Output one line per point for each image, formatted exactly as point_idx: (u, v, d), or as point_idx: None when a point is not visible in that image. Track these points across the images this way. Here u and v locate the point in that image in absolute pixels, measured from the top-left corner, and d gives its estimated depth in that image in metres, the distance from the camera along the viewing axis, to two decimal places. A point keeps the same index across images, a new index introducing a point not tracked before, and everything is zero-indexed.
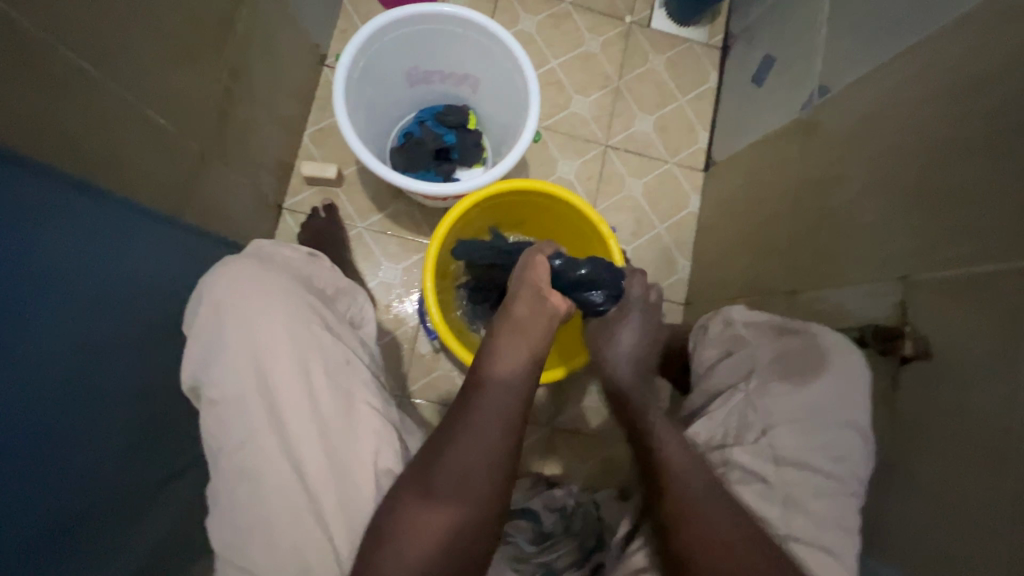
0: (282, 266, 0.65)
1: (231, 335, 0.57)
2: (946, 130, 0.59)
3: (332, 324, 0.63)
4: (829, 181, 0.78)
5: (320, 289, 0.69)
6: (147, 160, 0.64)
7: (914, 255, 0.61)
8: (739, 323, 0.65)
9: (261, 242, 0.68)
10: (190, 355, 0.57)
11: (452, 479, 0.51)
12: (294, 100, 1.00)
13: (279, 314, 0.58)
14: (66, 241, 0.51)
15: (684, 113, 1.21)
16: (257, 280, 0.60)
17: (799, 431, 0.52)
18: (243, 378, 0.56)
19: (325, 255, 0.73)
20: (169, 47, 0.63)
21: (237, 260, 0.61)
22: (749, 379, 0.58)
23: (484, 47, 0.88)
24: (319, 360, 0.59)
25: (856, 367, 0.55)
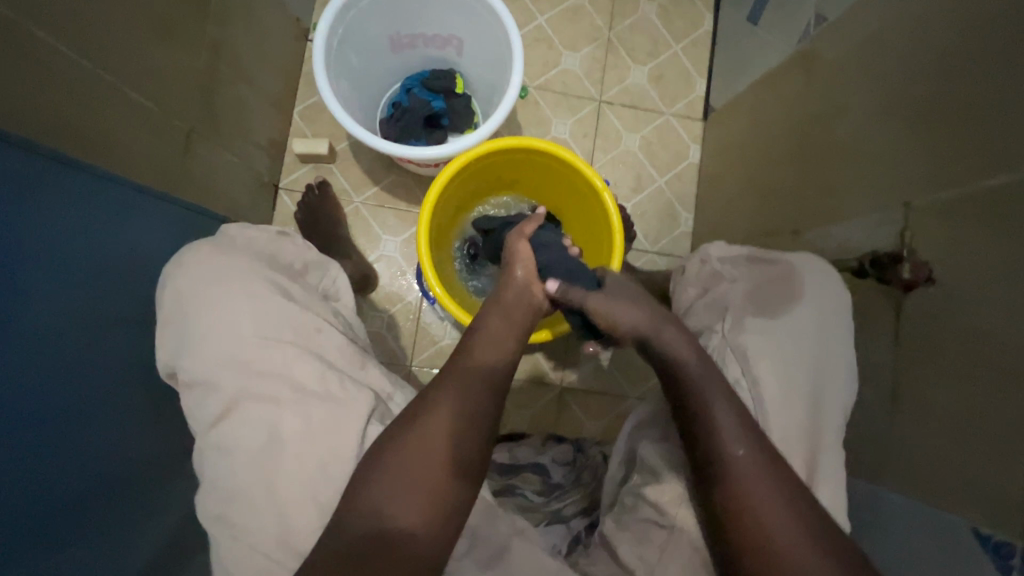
0: (244, 246, 0.64)
1: (202, 319, 0.56)
2: (953, 43, 0.56)
3: (293, 293, 0.61)
4: (831, 113, 0.75)
5: (286, 264, 0.66)
6: (138, 140, 0.64)
7: (917, 179, 0.59)
8: (715, 260, 0.65)
9: (225, 226, 0.66)
10: (165, 343, 0.57)
11: (433, 444, 0.51)
12: (281, 77, 0.99)
13: (240, 286, 0.58)
14: (64, 218, 0.52)
15: (680, 61, 1.17)
16: (218, 265, 0.59)
17: (767, 360, 0.56)
18: (213, 359, 0.55)
19: (295, 232, 0.70)
20: (148, 24, 0.63)
21: (198, 247, 0.60)
22: (725, 319, 0.60)
23: (465, 4, 0.86)
24: (288, 331, 0.58)
25: (835, 290, 0.59)
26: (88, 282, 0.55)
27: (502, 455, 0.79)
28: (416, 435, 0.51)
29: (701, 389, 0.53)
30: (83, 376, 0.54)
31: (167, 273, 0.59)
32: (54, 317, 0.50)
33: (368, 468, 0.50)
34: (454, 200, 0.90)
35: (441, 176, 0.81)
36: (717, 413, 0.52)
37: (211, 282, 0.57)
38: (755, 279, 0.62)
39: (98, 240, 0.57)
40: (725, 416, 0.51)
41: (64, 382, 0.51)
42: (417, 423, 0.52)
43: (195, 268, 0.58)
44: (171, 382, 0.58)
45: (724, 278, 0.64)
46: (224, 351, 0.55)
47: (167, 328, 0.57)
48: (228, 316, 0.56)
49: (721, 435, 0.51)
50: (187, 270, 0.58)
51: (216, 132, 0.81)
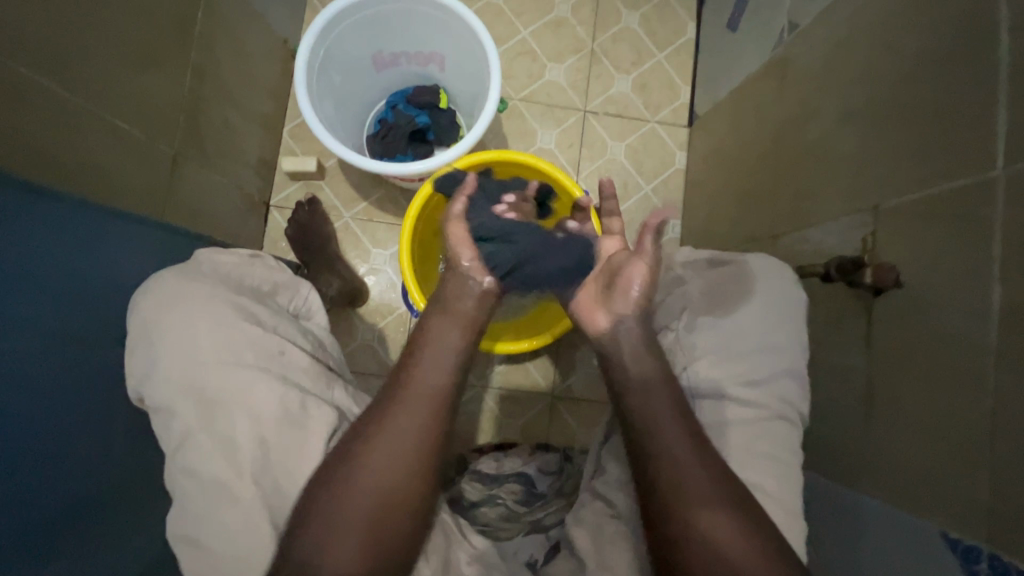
0: (211, 272, 0.66)
1: (162, 349, 0.57)
2: (915, 47, 0.57)
3: (257, 316, 0.63)
4: (803, 118, 0.75)
5: (254, 286, 0.69)
6: (124, 165, 0.67)
7: (885, 182, 0.59)
8: (678, 266, 0.69)
9: (197, 250, 0.68)
10: (132, 369, 0.58)
11: (373, 482, 0.52)
12: (269, 97, 1.02)
13: (203, 314, 0.59)
14: (47, 238, 0.53)
15: (663, 69, 1.19)
16: (180, 294, 0.60)
17: (711, 353, 0.58)
18: (173, 387, 0.56)
19: (266, 254, 0.73)
20: (133, 54, 0.65)
21: (163, 275, 0.62)
22: (681, 318, 0.62)
23: (443, 21, 0.88)
24: (251, 355, 0.59)
25: (789, 297, 0.60)
26: (72, 302, 0.56)
27: (489, 465, 0.80)
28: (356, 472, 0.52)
29: (659, 433, 0.52)
30: (71, 396, 0.55)
31: (133, 303, 0.60)
32: (40, 339, 0.52)
33: (307, 510, 0.50)
34: (436, 215, 0.90)
35: (427, 182, 0.82)
36: (675, 461, 0.50)
37: (174, 316, 0.58)
38: (710, 281, 0.64)
39: (87, 260, 0.59)
40: (686, 463, 0.50)
41: (52, 402, 0.53)
42: (357, 460, 0.52)
43: (159, 298, 0.59)
44: (138, 405, 0.61)
45: (685, 280, 0.66)
46: (185, 381, 0.56)
47: (133, 357, 0.58)
48: (189, 347, 0.57)
49: (680, 488, 0.49)
50: (151, 301, 0.59)
51: (203, 154, 0.83)
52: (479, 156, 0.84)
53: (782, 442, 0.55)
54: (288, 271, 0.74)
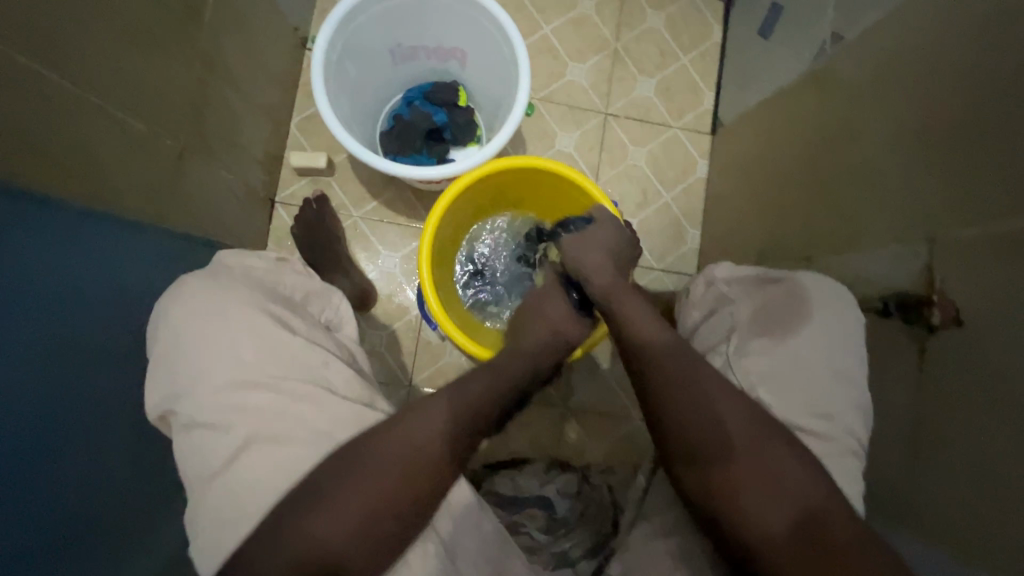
0: (242, 279, 0.61)
1: (201, 362, 0.53)
2: (984, 70, 0.54)
3: (294, 326, 0.59)
4: (846, 136, 0.72)
5: (285, 295, 0.64)
6: (126, 162, 0.61)
7: (941, 213, 0.56)
8: (721, 282, 0.66)
9: (221, 253, 0.64)
10: (158, 389, 0.53)
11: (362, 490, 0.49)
12: (277, 88, 0.96)
13: (238, 322, 0.55)
14: (44, 248, 0.49)
15: (688, 73, 1.15)
16: (217, 300, 0.56)
17: (769, 381, 0.56)
18: (224, 402, 0.52)
19: (295, 258, 0.69)
20: (137, 40, 0.59)
21: (190, 281, 0.58)
22: (730, 340, 0.60)
23: (469, 15, 0.83)
24: (293, 370, 0.55)
25: (851, 323, 0.57)
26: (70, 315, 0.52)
27: (506, 486, 0.79)
28: (354, 476, 0.50)
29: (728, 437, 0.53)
30: (65, 413, 0.51)
31: (157, 310, 0.57)
32: (35, 354, 0.47)
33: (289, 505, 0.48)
34: (464, 209, 0.87)
35: (469, 174, 0.80)
36: (745, 471, 0.51)
37: (208, 322, 0.55)
38: (759, 300, 0.61)
39: (88, 274, 0.54)
40: (759, 469, 0.51)
41: (48, 419, 0.48)
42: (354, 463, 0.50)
43: (189, 307, 0.55)
44: (161, 425, 0.55)
45: (730, 298, 0.64)
46: (222, 400, 0.52)
47: (156, 374, 0.54)
48: (227, 354, 0.53)
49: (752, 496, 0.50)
50: (179, 308, 0.55)
51: (208, 148, 0.77)
52: (540, 163, 0.80)
53: (847, 479, 0.52)
54: (321, 279, 0.70)
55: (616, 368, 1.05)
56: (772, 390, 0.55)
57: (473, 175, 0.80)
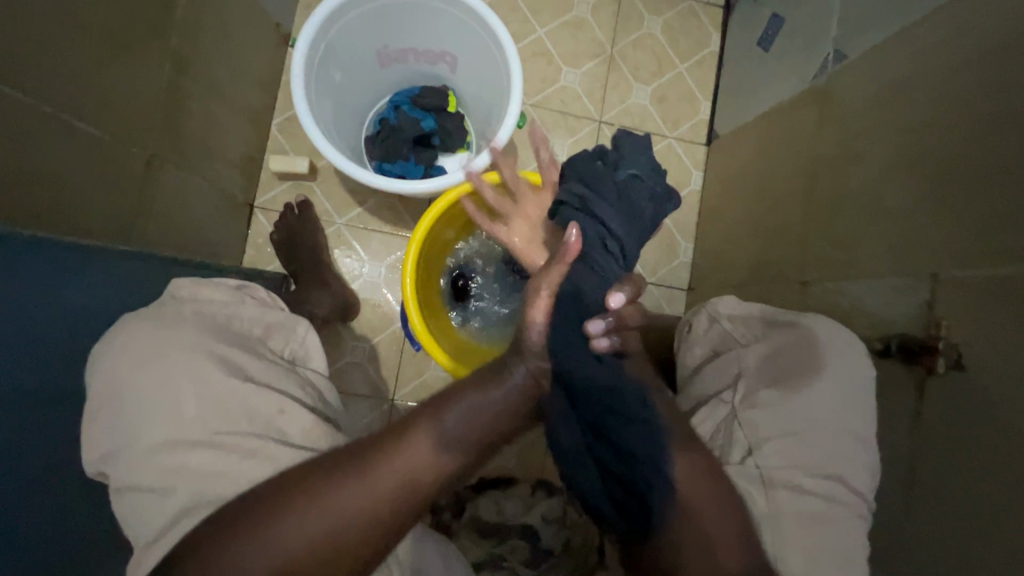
0: (191, 317, 0.57)
1: (135, 417, 0.49)
2: (994, 102, 0.52)
3: (247, 368, 0.55)
4: (846, 160, 0.70)
5: (244, 330, 0.61)
6: (86, 174, 0.57)
7: (944, 250, 0.54)
8: (726, 319, 0.64)
9: (177, 282, 0.62)
10: (93, 445, 0.50)
11: (358, 505, 0.44)
12: (258, 88, 0.92)
13: (182, 371, 0.51)
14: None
15: (684, 81, 1.12)
16: (147, 352, 0.52)
17: (780, 441, 0.52)
18: (160, 462, 0.48)
19: (256, 286, 0.68)
20: (99, 42, 0.55)
21: (128, 328, 0.53)
22: (736, 389, 0.57)
23: (461, 19, 0.79)
24: (243, 421, 0.52)
25: (863, 373, 0.55)
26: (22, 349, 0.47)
27: (490, 511, 0.78)
28: (345, 495, 0.45)
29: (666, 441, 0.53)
30: (22, 454, 0.46)
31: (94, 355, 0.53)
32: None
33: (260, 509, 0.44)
34: (446, 229, 0.84)
35: (457, 186, 0.77)
36: (684, 475, 0.50)
37: (148, 369, 0.50)
38: (769, 346, 0.59)
39: (39, 302, 0.49)
40: (689, 478, 0.50)
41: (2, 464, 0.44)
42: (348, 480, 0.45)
43: (120, 355, 0.51)
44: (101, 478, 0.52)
45: (736, 340, 0.62)
46: (162, 457, 0.49)
47: (93, 429, 0.50)
48: (168, 406, 0.50)
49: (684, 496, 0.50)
50: (107, 359, 0.51)
51: (180, 155, 0.73)
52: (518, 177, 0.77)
53: (844, 537, 0.50)
54: (284, 312, 0.66)
55: None
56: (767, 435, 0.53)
57: (463, 186, 0.76)
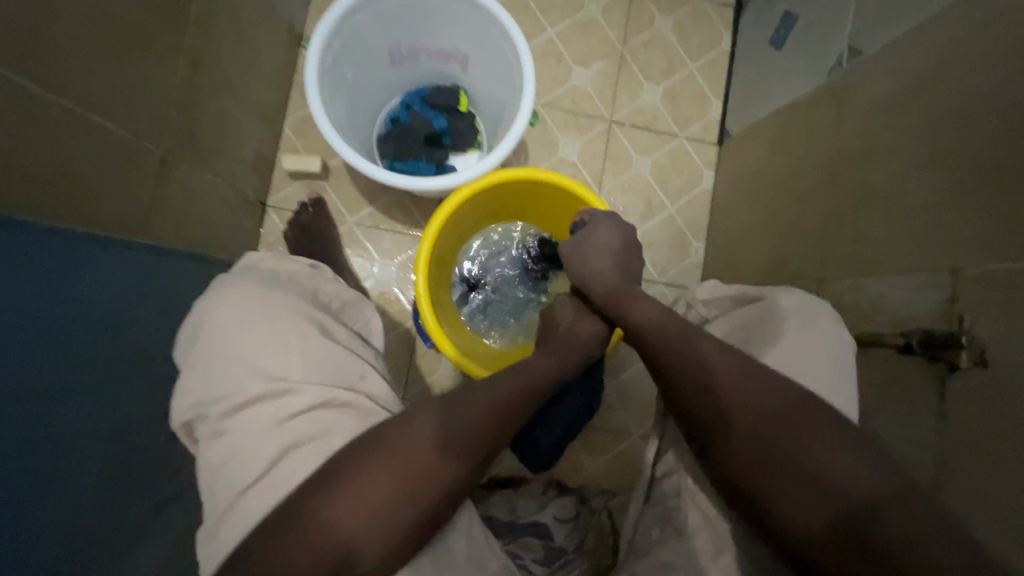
0: (284, 284, 0.62)
1: (238, 364, 0.54)
2: (1016, 93, 0.51)
3: (335, 333, 0.61)
4: (864, 155, 0.70)
5: (326, 302, 0.65)
6: (102, 170, 0.57)
7: (966, 245, 0.53)
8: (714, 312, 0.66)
9: (262, 257, 0.66)
10: (190, 391, 0.55)
11: (396, 465, 0.49)
12: (270, 88, 0.92)
13: (287, 327, 0.57)
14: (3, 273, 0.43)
15: (695, 80, 1.12)
16: (256, 306, 0.57)
17: None
18: (263, 404, 0.53)
19: (327, 266, 0.70)
20: (115, 40, 0.55)
21: (232, 284, 0.59)
22: None
23: (473, 17, 0.80)
24: (334, 379, 0.57)
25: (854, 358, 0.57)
26: (49, 346, 0.47)
27: (502, 510, 0.78)
28: (372, 463, 0.49)
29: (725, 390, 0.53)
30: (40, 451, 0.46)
31: (196, 312, 0.58)
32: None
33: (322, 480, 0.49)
34: (468, 216, 0.84)
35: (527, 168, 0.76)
36: (757, 410, 0.51)
37: (263, 320, 0.56)
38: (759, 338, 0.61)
39: (61, 299, 0.49)
40: (762, 411, 0.51)
41: (29, 461, 0.44)
42: (379, 443, 0.50)
43: (230, 308, 0.56)
44: (183, 432, 0.56)
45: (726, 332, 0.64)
46: (268, 401, 0.53)
47: (196, 374, 0.55)
48: (276, 356, 0.55)
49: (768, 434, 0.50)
50: (217, 312, 0.56)
51: (195, 155, 0.74)
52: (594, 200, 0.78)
53: None
54: (353, 289, 0.70)
55: (616, 383, 1.04)
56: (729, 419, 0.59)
57: (532, 170, 0.76)
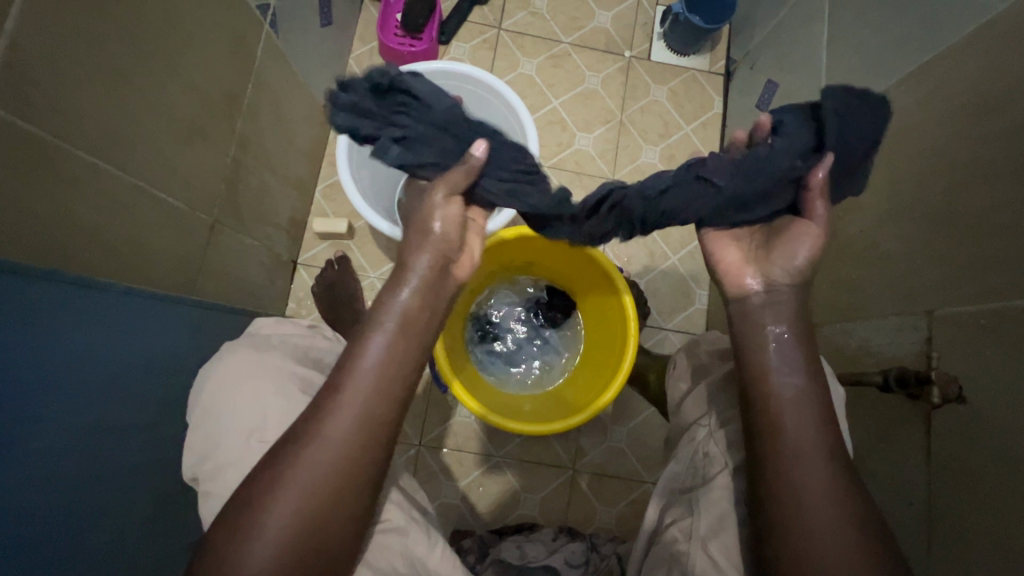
0: (282, 345, 0.66)
1: (226, 424, 0.56)
2: (966, 153, 0.56)
3: (317, 387, 0.63)
4: (843, 208, 0.75)
5: (319, 358, 0.69)
6: (163, 238, 0.66)
7: (938, 289, 0.57)
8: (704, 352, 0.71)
9: (262, 322, 0.70)
10: (192, 449, 0.57)
11: (290, 512, 0.45)
12: (304, 160, 1.04)
13: (272, 384, 0.58)
14: (77, 330, 0.51)
15: (691, 141, 1.20)
16: (249, 366, 0.60)
17: None
18: (246, 463, 0.54)
19: (325, 326, 0.75)
20: (182, 129, 0.65)
21: (234, 350, 0.62)
22: (710, 416, 0.63)
23: (482, 96, 0.91)
24: None
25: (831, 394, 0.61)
26: (109, 388, 0.54)
27: (512, 554, 0.80)
28: (301, 465, 0.46)
29: (786, 424, 0.50)
30: (100, 487, 0.52)
31: (199, 380, 0.61)
32: (68, 431, 0.48)
33: (219, 538, 0.45)
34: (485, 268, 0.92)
35: None
36: (808, 464, 0.48)
37: (248, 380, 0.58)
38: None
39: (121, 347, 0.56)
40: (809, 475, 0.47)
41: (88, 496, 0.50)
42: (275, 489, 0.45)
43: (223, 370, 0.60)
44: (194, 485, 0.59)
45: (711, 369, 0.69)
46: (246, 461, 0.54)
47: (196, 435, 0.57)
48: (257, 415, 0.56)
49: (806, 493, 0.47)
50: (208, 378, 0.60)
51: (238, 221, 0.83)
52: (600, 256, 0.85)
53: None
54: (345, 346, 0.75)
55: (626, 429, 1.06)
56: (741, 443, 0.57)
57: None
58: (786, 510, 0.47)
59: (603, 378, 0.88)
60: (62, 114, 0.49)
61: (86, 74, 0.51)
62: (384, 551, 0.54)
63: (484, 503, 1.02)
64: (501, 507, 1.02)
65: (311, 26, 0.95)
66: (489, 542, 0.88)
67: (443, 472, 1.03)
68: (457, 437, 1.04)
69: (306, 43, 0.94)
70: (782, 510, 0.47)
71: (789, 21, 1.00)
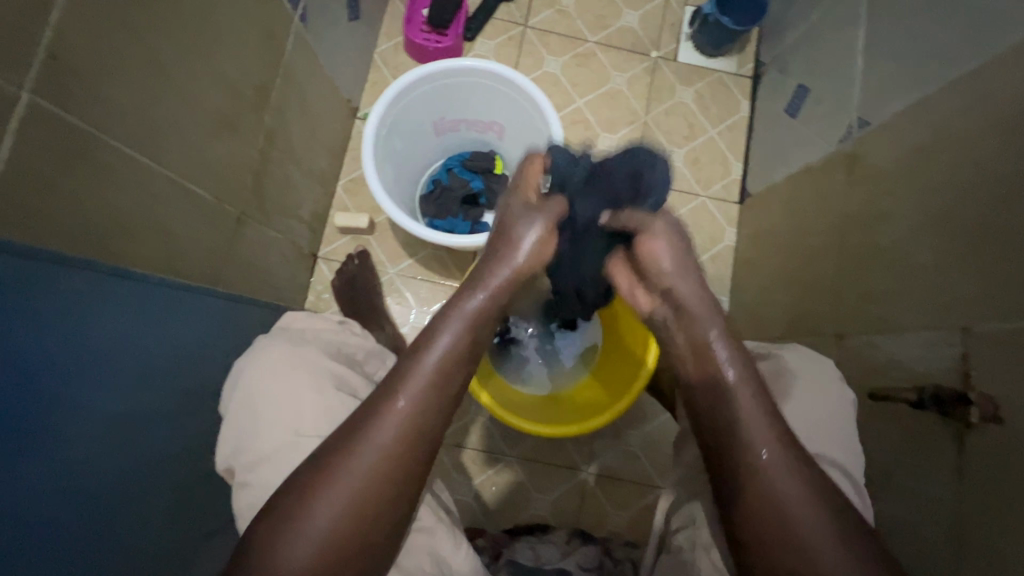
0: (314, 339, 0.66)
1: (260, 416, 0.57)
2: (1009, 165, 0.55)
3: (352, 384, 0.63)
4: (874, 218, 0.73)
5: (350, 353, 0.69)
6: (192, 229, 0.67)
7: (974, 305, 0.56)
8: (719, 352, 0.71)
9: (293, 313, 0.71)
10: (228, 438, 0.58)
11: (336, 511, 0.46)
12: (328, 154, 1.04)
13: (307, 378, 0.59)
14: (109, 321, 0.51)
15: (715, 144, 1.19)
16: (284, 359, 0.60)
17: None
18: (280, 457, 0.55)
19: (355, 321, 0.75)
20: (212, 121, 0.66)
21: (270, 342, 0.62)
22: None
23: (508, 93, 0.91)
24: None
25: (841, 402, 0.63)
26: (138, 377, 0.54)
27: (526, 556, 0.80)
28: (349, 464, 0.47)
29: (749, 439, 0.51)
30: (128, 476, 0.52)
31: (240, 370, 0.61)
32: (98, 420, 0.49)
33: (260, 539, 0.45)
34: None
35: None
36: (772, 476, 0.49)
37: (282, 375, 0.59)
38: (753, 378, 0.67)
39: (151, 339, 0.57)
40: (774, 478, 0.49)
41: (115, 485, 0.51)
42: (322, 487, 0.46)
43: (261, 360, 0.60)
44: (225, 475, 0.60)
45: None
46: (283, 456, 0.55)
47: (232, 426, 0.58)
48: (293, 410, 0.57)
49: (772, 501, 0.48)
50: (249, 368, 0.60)
51: (264, 214, 0.84)
52: None
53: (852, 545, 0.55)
54: (376, 341, 0.75)
55: (640, 434, 1.05)
56: None
57: None
58: (754, 523, 0.49)
59: (624, 379, 0.88)
60: (99, 104, 0.50)
61: (123, 65, 0.51)
62: (412, 551, 0.54)
63: (497, 502, 1.03)
64: (514, 507, 1.02)
65: (340, 20, 0.95)
66: (502, 542, 0.88)
67: (456, 469, 1.03)
68: (472, 435, 1.05)
69: (334, 38, 0.95)
70: (749, 512, 0.49)
71: (823, 24, 0.98)
